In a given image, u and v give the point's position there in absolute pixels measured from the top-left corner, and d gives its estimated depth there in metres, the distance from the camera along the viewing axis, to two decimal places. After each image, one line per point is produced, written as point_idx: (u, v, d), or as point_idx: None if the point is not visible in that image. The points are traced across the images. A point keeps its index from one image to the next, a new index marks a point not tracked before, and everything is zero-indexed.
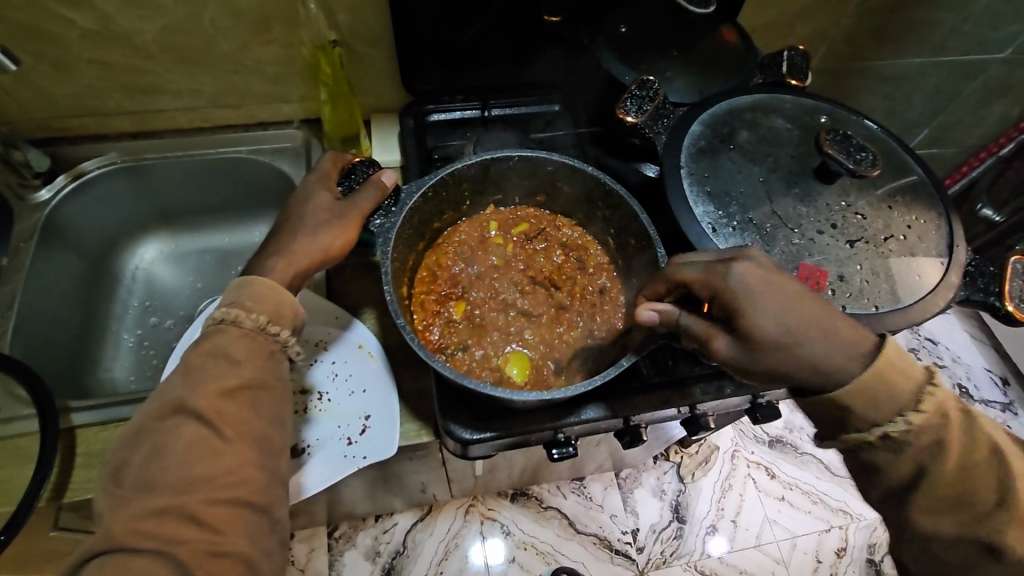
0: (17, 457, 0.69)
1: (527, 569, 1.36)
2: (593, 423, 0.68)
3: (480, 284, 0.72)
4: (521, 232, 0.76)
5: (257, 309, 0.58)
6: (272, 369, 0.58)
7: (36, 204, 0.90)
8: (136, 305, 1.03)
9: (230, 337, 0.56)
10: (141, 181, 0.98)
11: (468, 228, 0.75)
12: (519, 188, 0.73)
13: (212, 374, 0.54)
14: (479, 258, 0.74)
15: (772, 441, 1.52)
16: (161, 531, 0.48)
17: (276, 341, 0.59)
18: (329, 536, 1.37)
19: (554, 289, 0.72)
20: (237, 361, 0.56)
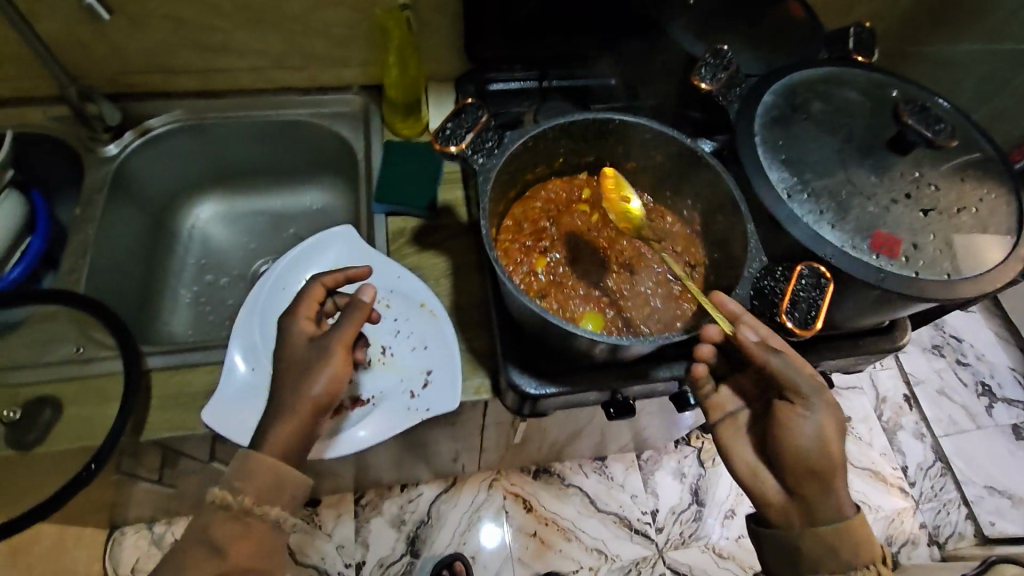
0: (96, 394, 0.70)
1: (547, 543, 1.39)
2: (653, 385, 0.70)
3: (563, 244, 0.68)
4: (609, 205, 0.71)
5: (245, 490, 0.60)
6: (261, 545, 0.62)
7: (102, 157, 0.92)
8: (192, 263, 1.05)
9: (217, 520, 0.60)
10: (203, 140, 1.00)
11: (558, 185, 0.71)
12: (607, 156, 0.71)
13: (195, 564, 0.59)
14: (565, 216, 0.70)
15: None
16: None
17: (267, 519, 0.62)
18: (356, 503, 1.42)
19: (628, 266, 0.67)
20: (222, 548, 0.60)
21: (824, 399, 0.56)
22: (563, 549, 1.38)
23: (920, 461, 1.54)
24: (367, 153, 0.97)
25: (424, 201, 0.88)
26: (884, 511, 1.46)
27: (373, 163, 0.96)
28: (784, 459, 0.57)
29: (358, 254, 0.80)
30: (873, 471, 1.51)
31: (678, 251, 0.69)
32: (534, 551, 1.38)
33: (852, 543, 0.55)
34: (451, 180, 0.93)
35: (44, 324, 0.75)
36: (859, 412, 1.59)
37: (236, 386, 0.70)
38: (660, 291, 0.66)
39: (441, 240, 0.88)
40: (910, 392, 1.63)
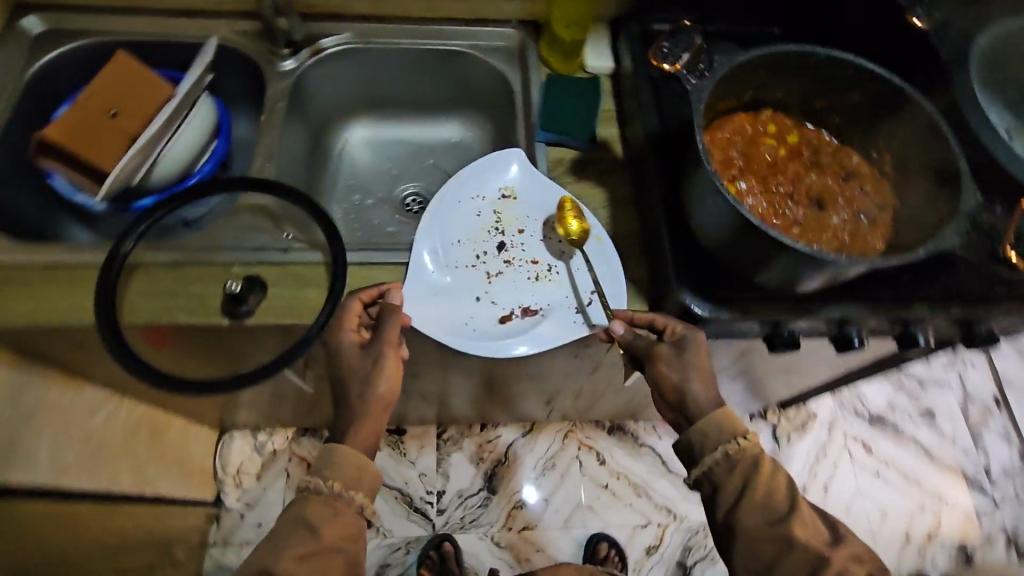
0: (297, 280, 0.78)
1: (619, 494, 1.69)
2: (817, 322, 0.73)
3: (751, 174, 0.70)
4: (791, 143, 0.73)
5: (333, 477, 0.70)
6: (348, 525, 0.70)
7: (280, 71, 0.98)
8: (342, 183, 1.11)
9: (311, 503, 0.69)
10: (366, 64, 1.05)
11: (744, 119, 0.73)
12: (797, 93, 0.71)
13: (293, 542, 0.67)
14: (752, 148, 0.71)
15: (872, 418, 1.61)
16: None
17: (352, 504, 0.70)
18: (439, 438, 1.74)
19: (815, 200, 0.69)
20: (315, 528, 0.68)
21: (666, 351, 0.70)
22: (631, 500, 1.68)
23: (1004, 463, 1.57)
24: (524, 84, 0.99)
25: (585, 132, 0.91)
26: (960, 508, 1.51)
27: (531, 96, 0.98)
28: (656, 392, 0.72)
29: (527, 178, 0.85)
30: (950, 466, 1.56)
31: (863, 190, 0.70)
32: (607, 501, 1.68)
33: (714, 424, 0.69)
34: (606, 118, 0.94)
35: (247, 215, 0.85)
36: (944, 408, 1.63)
37: (421, 279, 0.78)
38: (849, 227, 0.67)
39: (596, 172, 0.90)
40: (999, 394, 1.66)
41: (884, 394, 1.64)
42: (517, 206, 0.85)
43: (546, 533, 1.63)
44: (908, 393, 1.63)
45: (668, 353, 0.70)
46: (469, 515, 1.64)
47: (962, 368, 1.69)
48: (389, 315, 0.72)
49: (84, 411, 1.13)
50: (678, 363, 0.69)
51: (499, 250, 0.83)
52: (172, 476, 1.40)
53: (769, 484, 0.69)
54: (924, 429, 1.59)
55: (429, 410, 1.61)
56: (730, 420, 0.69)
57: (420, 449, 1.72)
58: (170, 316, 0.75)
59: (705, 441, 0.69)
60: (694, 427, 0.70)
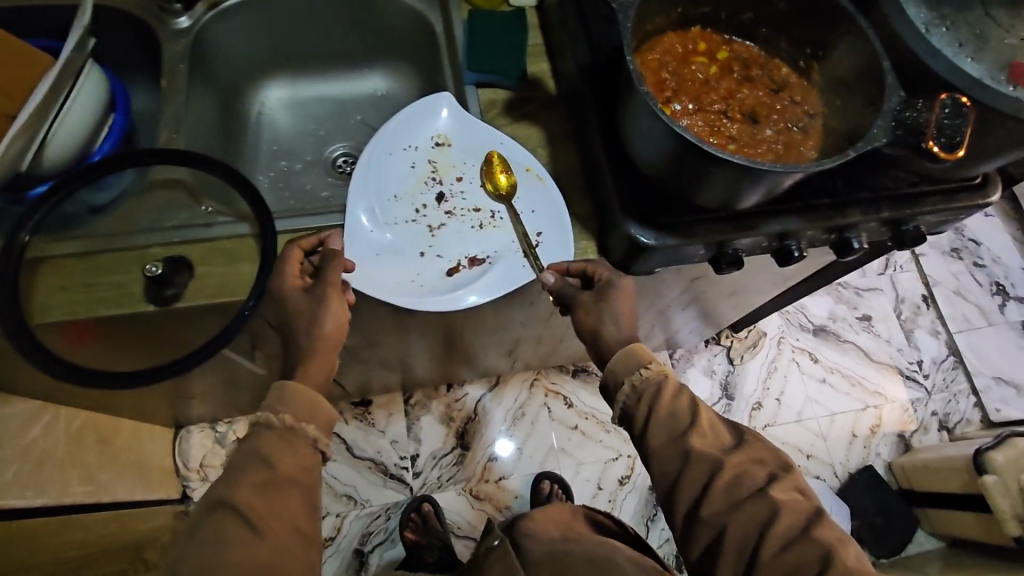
0: (226, 255, 0.73)
1: (589, 433, 1.74)
2: (758, 238, 0.74)
3: (685, 94, 0.69)
4: (723, 59, 0.72)
5: (286, 410, 0.65)
6: (305, 460, 0.65)
7: (175, 29, 0.89)
8: (265, 149, 1.04)
9: (264, 437, 0.64)
10: (273, 15, 0.96)
11: (674, 38, 0.71)
12: (726, 6, 0.70)
13: (246, 472, 0.62)
14: (684, 68, 0.70)
15: (816, 329, 1.70)
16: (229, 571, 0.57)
17: (307, 437, 0.65)
18: (406, 403, 1.73)
19: (749, 115, 0.68)
20: (270, 459, 0.63)
21: (588, 298, 0.73)
22: (601, 437, 1.73)
23: (934, 355, 1.70)
24: (447, 25, 0.95)
25: (515, 70, 0.88)
26: (898, 401, 1.63)
27: (455, 37, 0.94)
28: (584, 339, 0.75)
29: (459, 123, 0.81)
30: (887, 364, 1.68)
31: (794, 100, 0.70)
32: (577, 441, 1.72)
33: (624, 362, 0.71)
34: (536, 52, 0.91)
35: (160, 191, 0.79)
36: (879, 312, 1.73)
37: (361, 239, 0.75)
38: (783, 139, 0.68)
39: (530, 111, 0.87)
40: (927, 293, 1.77)
41: (825, 306, 1.73)
42: (452, 153, 0.81)
43: (523, 478, 1.67)
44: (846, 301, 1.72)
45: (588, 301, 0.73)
46: (446, 474, 1.66)
47: (893, 273, 1.79)
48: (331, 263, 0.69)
49: (19, 424, 1.09)
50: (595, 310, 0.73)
51: (439, 201, 0.80)
52: (129, 479, 1.33)
53: (670, 408, 0.71)
54: (862, 334, 1.70)
55: (392, 377, 1.58)
56: (637, 356, 0.72)
57: (389, 416, 1.71)
58: (89, 308, 0.69)
59: (616, 378, 0.72)
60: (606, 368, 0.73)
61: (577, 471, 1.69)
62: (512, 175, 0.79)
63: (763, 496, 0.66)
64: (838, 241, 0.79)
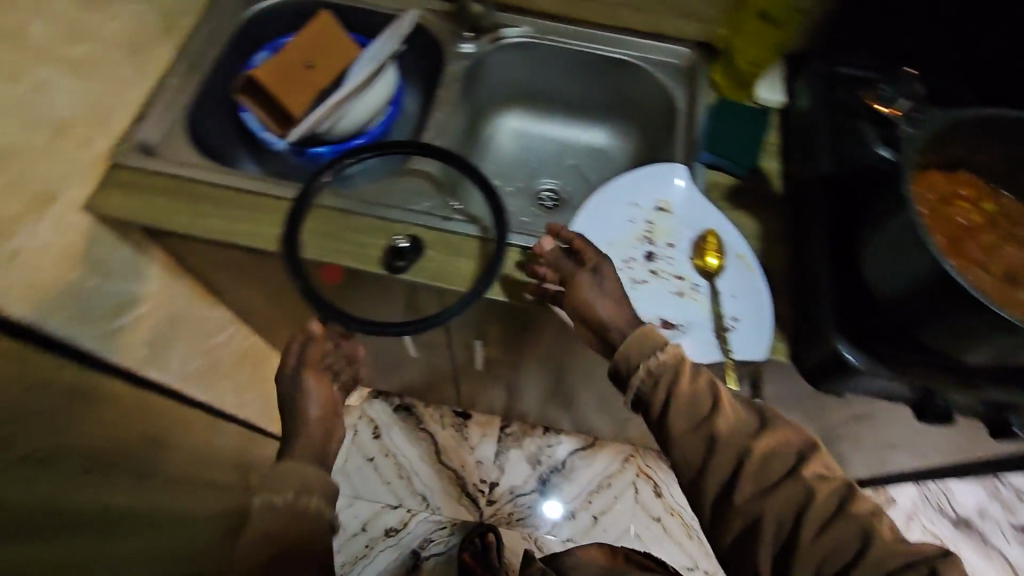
0: (452, 248, 0.82)
1: (670, 531, 1.65)
2: (976, 400, 0.70)
3: (943, 233, 0.67)
4: (989, 210, 0.70)
5: (284, 487, 0.66)
6: (310, 532, 0.65)
7: (460, 53, 1.04)
8: (488, 166, 1.16)
9: (266, 518, 0.65)
10: (539, 58, 1.09)
11: (943, 176, 0.70)
12: (1004, 160, 0.69)
13: (260, 558, 0.63)
14: (947, 206, 0.69)
15: (958, 519, 1.49)
16: None
17: (310, 508, 0.66)
18: (501, 430, 1.76)
19: (1012, 273, 0.65)
20: (277, 538, 0.64)
21: (585, 274, 0.75)
22: (682, 541, 1.64)
23: None
24: (690, 104, 1.01)
25: (748, 162, 0.91)
26: None
27: (696, 118, 0.99)
28: (575, 314, 0.75)
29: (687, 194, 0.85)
30: None
31: None
32: (655, 532, 1.65)
33: (635, 342, 0.68)
34: (768, 150, 0.94)
35: (412, 177, 0.91)
36: None
37: None
38: None
39: (750, 202, 0.90)
40: None
41: (976, 498, 1.52)
42: (671, 220, 0.86)
43: None
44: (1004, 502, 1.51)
45: (585, 282, 0.74)
46: (518, 513, 1.66)
47: None
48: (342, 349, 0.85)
49: (213, 328, 1.21)
50: (594, 282, 0.74)
51: (647, 259, 0.84)
52: (259, 407, 1.48)
53: (692, 391, 0.65)
54: (1016, 545, 1.47)
55: (500, 400, 1.63)
56: (649, 336, 0.68)
57: (482, 436, 1.75)
58: (335, 257, 0.81)
59: (628, 363, 0.68)
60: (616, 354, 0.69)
61: None
62: (723, 258, 0.82)
63: (797, 480, 0.59)
64: None
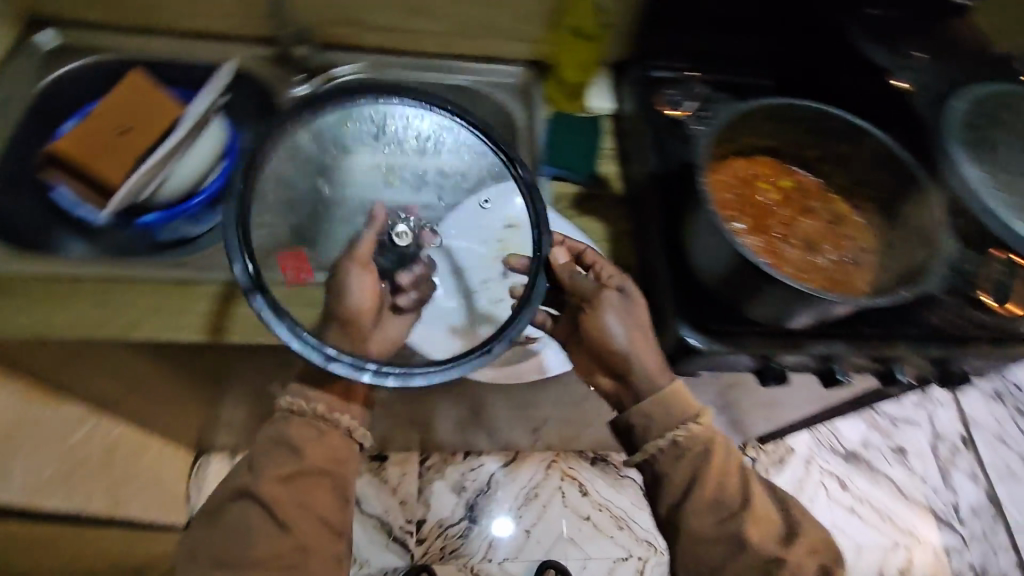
0: None
1: (601, 527, 1.68)
2: (806, 359, 0.77)
3: (750, 216, 0.74)
4: (786, 187, 0.78)
5: (315, 400, 0.76)
6: (337, 454, 0.76)
7: (293, 97, 1.01)
8: None
9: (294, 426, 0.75)
10: (378, 93, 1.08)
11: (744, 162, 0.77)
12: (789, 142, 0.77)
13: (275, 461, 0.74)
14: (750, 190, 0.76)
15: (847, 454, 1.65)
16: (266, 554, 0.71)
17: (337, 426, 0.76)
18: (421, 464, 1.72)
19: (810, 242, 0.73)
20: (298, 449, 0.74)
21: (608, 297, 0.78)
22: (614, 535, 1.67)
23: (972, 501, 1.63)
24: (529, 123, 1.05)
25: (588, 170, 0.95)
26: (932, 544, 1.56)
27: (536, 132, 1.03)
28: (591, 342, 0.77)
29: None
30: (921, 504, 1.61)
31: (849, 233, 0.75)
32: (588, 533, 1.67)
33: (661, 409, 0.74)
34: (607, 156, 0.99)
35: None
36: (914, 446, 1.68)
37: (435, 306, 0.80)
38: (841, 269, 0.72)
39: (596, 207, 0.94)
40: (967, 434, 1.72)
41: (859, 432, 1.68)
42: None
43: (527, 564, 1.62)
44: (880, 429, 1.68)
45: (610, 304, 0.77)
46: (449, 546, 1.62)
47: (932, 408, 1.74)
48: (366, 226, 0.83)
49: (69, 428, 1.08)
50: (614, 312, 0.76)
51: None
52: (144, 500, 1.33)
53: (721, 476, 0.75)
54: (897, 467, 1.64)
55: (412, 435, 1.58)
56: (686, 404, 0.75)
57: (402, 475, 1.69)
58: (183, 332, 0.78)
59: (645, 430, 0.75)
60: (630, 404, 0.76)
61: (583, 566, 1.63)
62: (578, 263, 0.85)
63: None
64: (884, 370, 0.79)
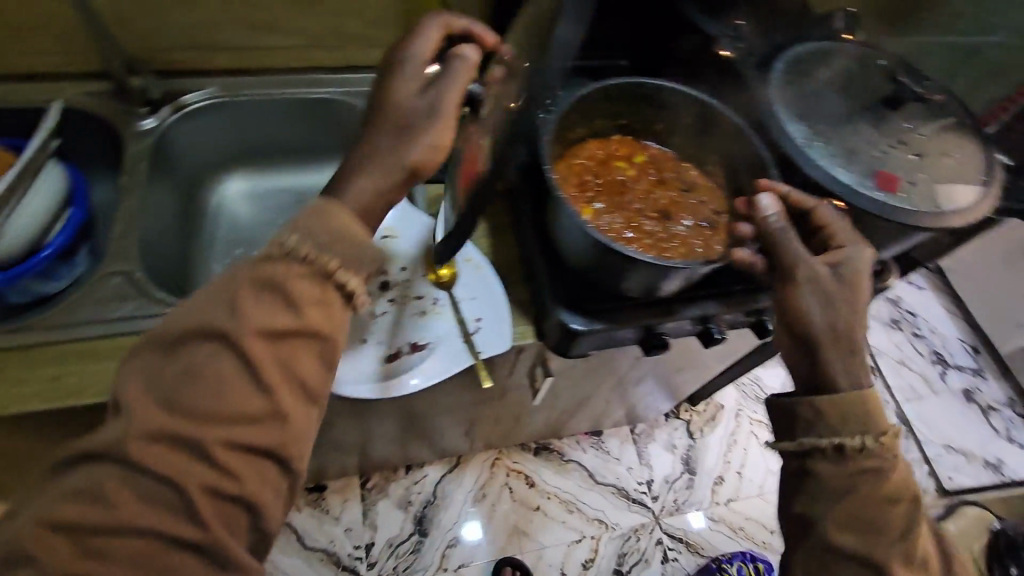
0: None
1: (552, 514, 1.66)
2: (683, 322, 0.80)
3: (605, 195, 0.77)
4: (639, 163, 0.81)
5: (330, 249, 0.52)
6: (333, 321, 0.53)
7: (141, 130, 0.94)
8: (223, 237, 1.09)
9: (290, 274, 0.51)
10: (236, 116, 1.03)
11: (596, 144, 0.81)
12: (637, 118, 0.80)
13: (260, 312, 0.50)
14: (604, 170, 0.79)
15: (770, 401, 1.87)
16: (185, 472, 0.47)
17: (342, 292, 0.53)
18: (362, 487, 1.66)
19: (663, 212, 0.77)
20: (293, 304, 0.50)
21: (824, 272, 0.63)
22: (565, 519, 1.65)
23: None
24: None
25: None
26: None
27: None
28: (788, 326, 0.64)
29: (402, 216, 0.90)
30: None
31: (701, 198, 0.79)
32: (540, 522, 1.64)
33: (858, 414, 0.62)
34: None
35: (111, 281, 0.81)
36: None
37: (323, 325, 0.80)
38: (695, 233, 0.75)
39: None
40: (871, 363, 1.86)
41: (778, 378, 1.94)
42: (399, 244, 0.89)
43: (482, 568, 1.57)
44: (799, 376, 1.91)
45: (850, 276, 0.63)
46: (401, 565, 1.57)
47: None
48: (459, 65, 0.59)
49: None
50: (818, 294, 0.62)
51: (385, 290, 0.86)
52: None
53: (881, 499, 0.62)
54: None
55: (345, 460, 1.53)
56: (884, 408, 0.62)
57: (343, 502, 1.63)
58: (19, 404, 0.70)
59: (824, 430, 0.63)
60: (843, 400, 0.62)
61: (539, 556, 1.60)
62: (453, 266, 0.84)
63: None
64: (756, 322, 0.86)
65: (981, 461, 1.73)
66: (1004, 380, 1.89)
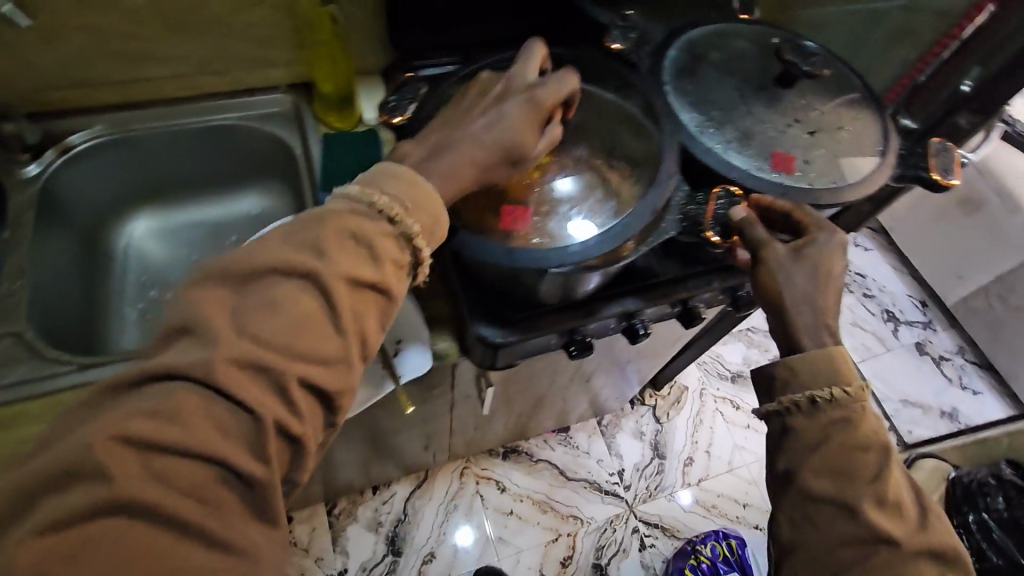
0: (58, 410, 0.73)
1: (525, 517, 1.64)
2: (605, 321, 0.79)
3: None
4: None
5: (404, 200, 0.53)
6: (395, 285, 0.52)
7: (23, 178, 0.89)
8: (133, 280, 1.03)
9: (368, 219, 0.51)
10: (132, 152, 0.98)
11: None
12: None
13: (346, 255, 0.49)
14: None
15: (733, 376, 1.91)
16: (250, 400, 0.44)
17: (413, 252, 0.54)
18: (329, 514, 1.60)
19: None
20: (374, 254, 0.51)
21: (782, 249, 0.65)
22: (540, 520, 1.63)
23: None
24: (305, 149, 0.99)
25: None
26: None
27: (314, 159, 0.98)
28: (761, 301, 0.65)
29: None
30: None
31: None
32: (514, 526, 1.62)
33: (828, 367, 0.62)
34: None
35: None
36: None
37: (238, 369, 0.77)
38: None
39: None
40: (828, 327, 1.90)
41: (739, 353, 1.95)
42: None
43: None
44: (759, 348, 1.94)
45: (814, 256, 0.64)
46: None
47: None
48: (565, 84, 0.61)
49: None
50: (783, 269, 0.64)
51: None
52: None
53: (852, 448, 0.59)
54: None
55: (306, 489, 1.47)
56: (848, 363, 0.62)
57: (311, 531, 1.58)
58: None
59: (798, 380, 0.62)
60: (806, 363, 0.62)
61: (517, 561, 1.58)
62: None
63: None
64: (684, 310, 0.85)
65: (938, 411, 1.79)
66: (953, 330, 1.95)
